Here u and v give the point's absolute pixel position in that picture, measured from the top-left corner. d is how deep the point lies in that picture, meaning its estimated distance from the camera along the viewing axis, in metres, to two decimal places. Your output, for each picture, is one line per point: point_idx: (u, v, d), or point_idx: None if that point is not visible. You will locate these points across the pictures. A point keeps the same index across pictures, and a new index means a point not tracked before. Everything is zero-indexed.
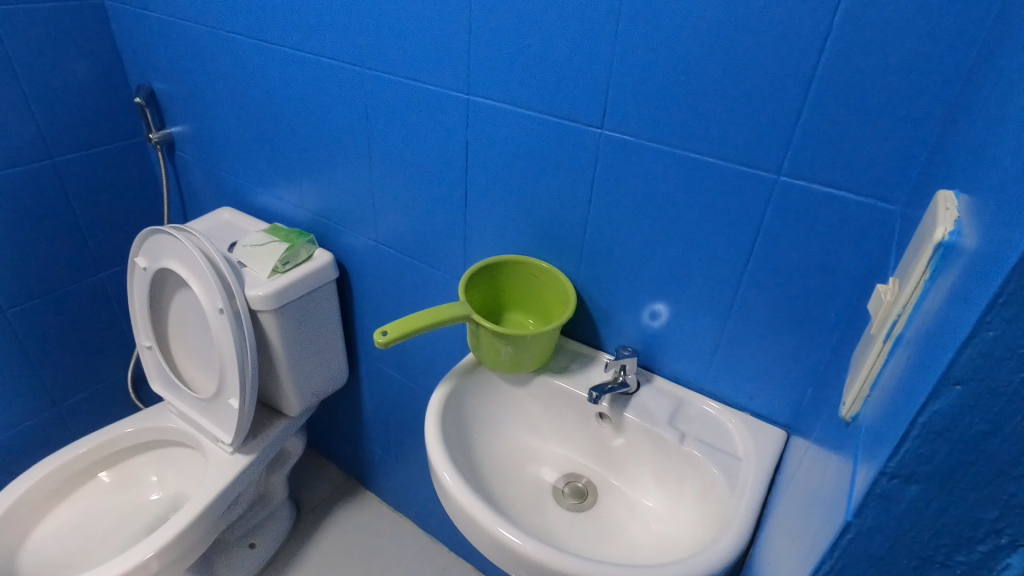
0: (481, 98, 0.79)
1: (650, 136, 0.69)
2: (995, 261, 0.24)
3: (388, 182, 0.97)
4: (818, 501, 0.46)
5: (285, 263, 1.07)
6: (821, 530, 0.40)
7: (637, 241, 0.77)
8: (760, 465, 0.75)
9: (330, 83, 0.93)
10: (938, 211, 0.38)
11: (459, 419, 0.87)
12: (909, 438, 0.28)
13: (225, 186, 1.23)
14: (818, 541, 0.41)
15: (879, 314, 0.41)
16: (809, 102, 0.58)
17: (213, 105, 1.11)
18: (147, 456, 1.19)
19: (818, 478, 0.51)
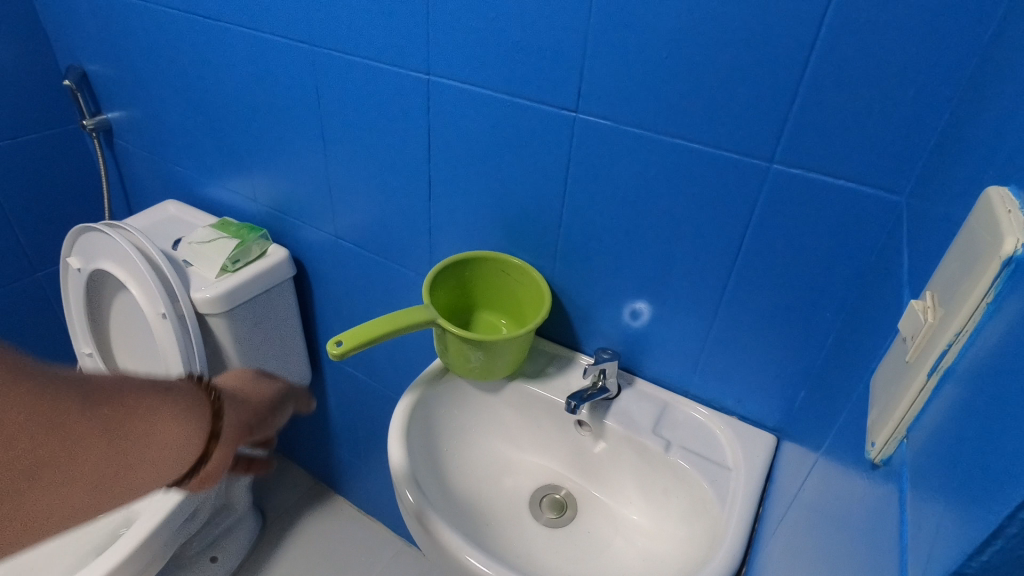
0: (443, 79, 0.70)
1: (628, 119, 0.61)
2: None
3: (344, 172, 0.87)
4: (845, 532, 0.39)
5: (234, 261, 0.96)
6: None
7: (616, 235, 0.69)
8: (751, 475, 0.68)
9: (276, 61, 0.82)
10: (996, 213, 0.31)
11: (427, 430, 0.79)
12: (1004, 536, 0.21)
13: (171, 176, 1.11)
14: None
15: (919, 337, 0.34)
16: (809, 80, 0.51)
17: (152, 88, 0.99)
18: None
19: (835, 500, 0.44)
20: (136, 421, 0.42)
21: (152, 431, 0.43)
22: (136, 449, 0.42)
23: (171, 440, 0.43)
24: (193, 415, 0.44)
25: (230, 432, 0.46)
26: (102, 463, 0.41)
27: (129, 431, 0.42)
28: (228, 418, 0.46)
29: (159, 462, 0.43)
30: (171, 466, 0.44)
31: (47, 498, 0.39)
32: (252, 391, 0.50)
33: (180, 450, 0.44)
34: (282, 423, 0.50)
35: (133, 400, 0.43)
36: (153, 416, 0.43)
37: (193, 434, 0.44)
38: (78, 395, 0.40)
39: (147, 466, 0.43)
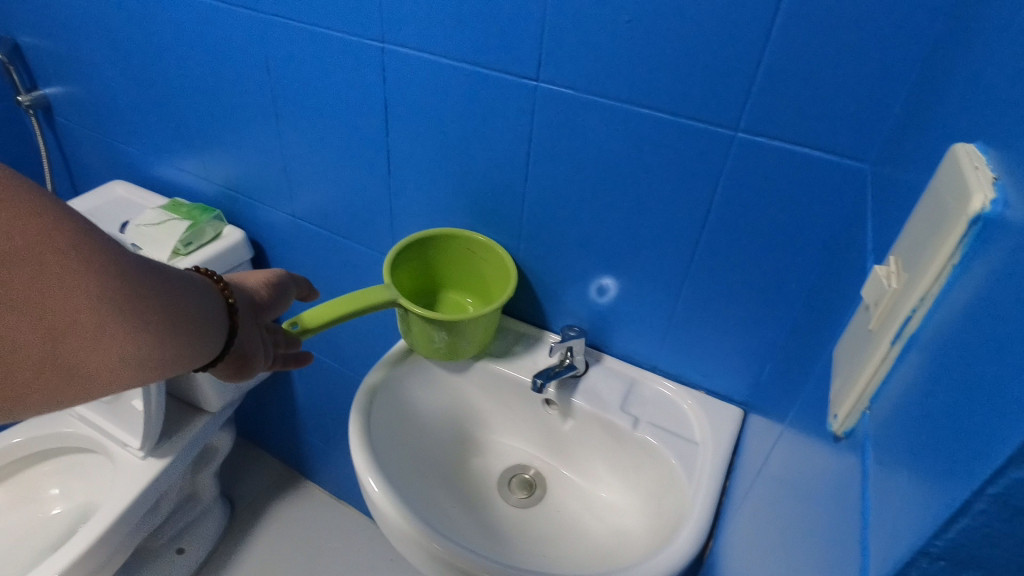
0: (396, 47, 0.66)
1: (588, 85, 0.58)
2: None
3: (297, 149, 0.82)
4: (809, 504, 0.38)
5: (187, 244, 0.91)
6: (820, 556, 0.32)
7: (581, 208, 0.66)
8: (718, 449, 0.67)
9: (220, 29, 0.77)
10: (962, 171, 0.29)
11: (390, 413, 0.76)
12: (971, 514, 0.19)
13: (115, 155, 1.04)
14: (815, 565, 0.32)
15: (881, 305, 0.33)
16: (774, 45, 0.49)
17: (90, 61, 0.92)
18: (49, 464, 0.93)
19: (800, 472, 0.43)
20: (183, 298, 0.39)
21: (198, 312, 0.40)
22: (193, 325, 0.39)
23: (216, 319, 0.41)
24: (222, 297, 0.42)
25: (248, 317, 0.45)
26: (152, 341, 0.37)
27: (182, 306, 0.38)
28: (244, 304, 0.45)
29: (211, 342, 0.41)
30: (217, 342, 0.41)
31: (93, 364, 0.35)
32: (244, 281, 0.48)
33: (223, 330, 0.42)
34: (282, 310, 0.50)
35: (175, 277, 0.39)
36: (196, 295, 0.40)
37: (228, 318, 0.42)
38: (133, 260, 0.36)
39: (203, 344, 0.40)
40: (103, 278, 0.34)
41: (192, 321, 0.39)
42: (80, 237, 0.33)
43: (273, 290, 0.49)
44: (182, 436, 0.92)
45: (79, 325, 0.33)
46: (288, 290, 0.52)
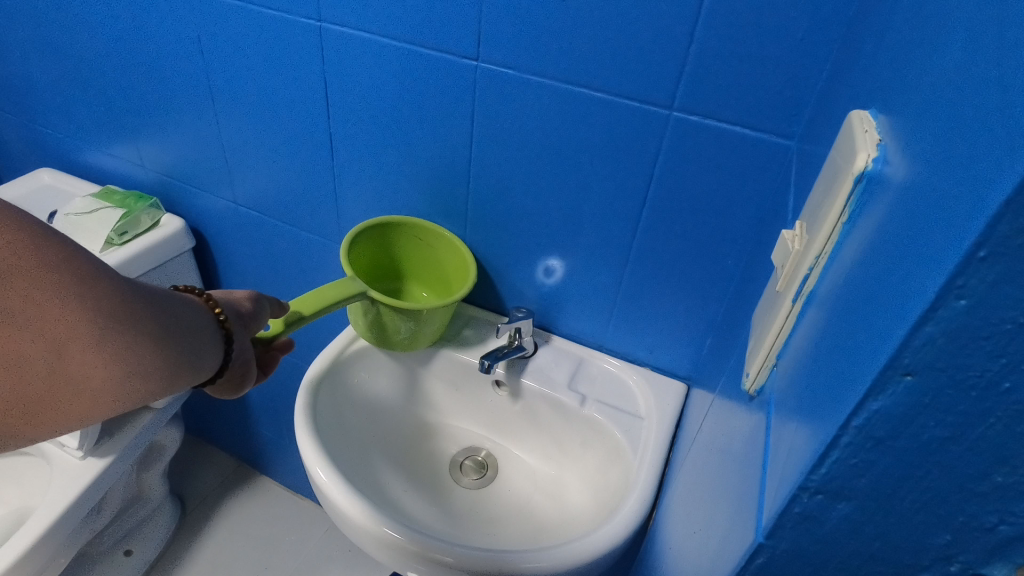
0: (334, 26, 0.64)
1: (527, 64, 0.58)
2: (973, 185, 0.16)
3: (236, 134, 0.79)
4: (730, 464, 0.39)
5: (121, 233, 0.87)
6: (733, 510, 0.33)
7: (524, 189, 0.66)
8: (662, 423, 0.68)
9: (148, 8, 0.73)
10: (855, 135, 0.30)
11: (338, 400, 0.74)
12: (839, 447, 0.20)
13: (40, 140, 0.99)
14: (730, 518, 0.33)
15: (786, 267, 0.34)
16: (703, 24, 0.50)
17: (10, 41, 0.87)
18: None
19: (727, 435, 0.44)
20: (173, 316, 0.38)
21: (191, 329, 0.38)
22: (189, 342, 0.38)
23: (210, 337, 0.40)
24: (211, 311, 0.41)
25: (241, 328, 0.44)
26: (151, 356, 0.36)
27: (174, 324, 0.37)
28: (235, 316, 0.43)
29: (208, 359, 0.40)
30: (215, 359, 0.41)
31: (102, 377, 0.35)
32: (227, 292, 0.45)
33: (219, 346, 0.41)
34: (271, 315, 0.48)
35: (164, 297, 0.38)
36: (185, 312, 0.39)
37: (219, 330, 0.41)
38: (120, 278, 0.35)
39: (202, 361, 0.39)
40: (93, 295, 0.33)
41: (186, 337, 0.38)
42: (67, 257, 0.33)
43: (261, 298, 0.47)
44: (126, 432, 0.88)
45: (78, 342, 0.33)
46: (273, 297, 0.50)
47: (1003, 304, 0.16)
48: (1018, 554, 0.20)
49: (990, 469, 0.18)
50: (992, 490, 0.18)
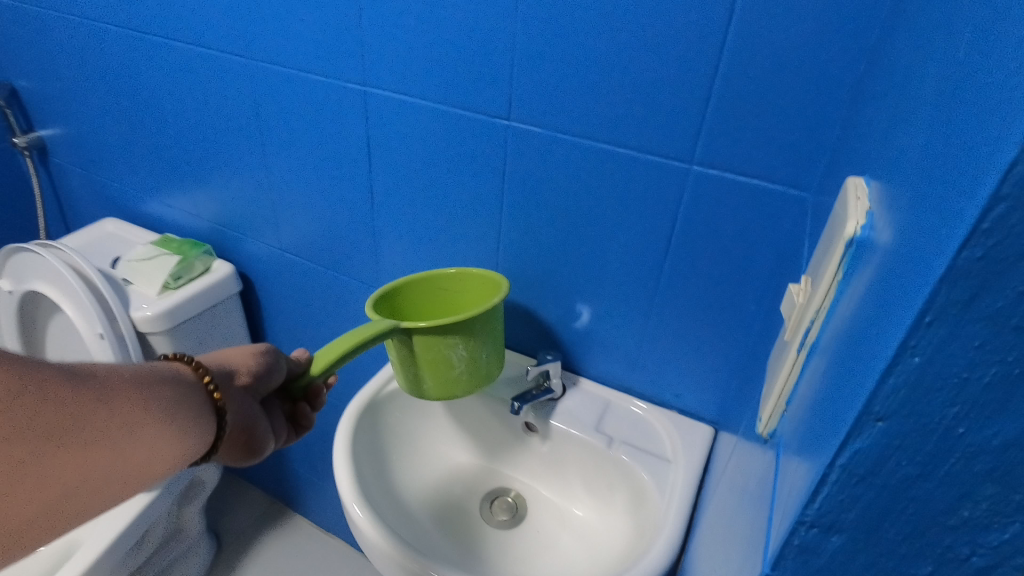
0: (379, 91, 0.71)
1: (556, 124, 0.63)
2: (926, 260, 0.19)
3: (286, 186, 0.86)
4: (748, 504, 0.41)
5: (177, 278, 0.94)
6: (748, 547, 0.35)
7: (552, 238, 0.71)
8: (689, 465, 0.69)
9: (214, 76, 0.82)
10: (849, 201, 0.34)
11: (375, 438, 0.77)
12: (828, 483, 0.23)
13: (110, 193, 1.08)
14: (746, 553, 0.35)
15: (792, 318, 0.37)
16: (719, 90, 0.54)
17: (90, 105, 0.97)
18: None
19: (745, 477, 0.46)
20: (162, 387, 0.38)
21: (178, 403, 0.38)
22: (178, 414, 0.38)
23: (197, 408, 0.40)
24: (204, 384, 0.41)
25: (237, 394, 0.47)
26: (161, 437, 0.37)
27: (174, 397, 0.38)
28: (229, 382, 0.46)
29: (199, 433, 0.40)
30: (207, 433, 0.41)
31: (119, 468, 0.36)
32: (233, 356, 0.49)
33: (207, 420, 0.40)
34: (275, 374, 0.51)
35: (150, 369, 0.38)
36: (176, 381, 0.39)
37: (213, 403, 0.41)
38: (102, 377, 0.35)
39: (190, 440, 0.39)
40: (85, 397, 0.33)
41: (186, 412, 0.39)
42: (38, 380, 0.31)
43: (262, 358, 0.51)
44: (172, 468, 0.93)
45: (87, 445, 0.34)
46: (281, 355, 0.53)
47: (952, 361, 0.19)
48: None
49: (958, 504, 0.21)
50: (965, 522, 0.21)
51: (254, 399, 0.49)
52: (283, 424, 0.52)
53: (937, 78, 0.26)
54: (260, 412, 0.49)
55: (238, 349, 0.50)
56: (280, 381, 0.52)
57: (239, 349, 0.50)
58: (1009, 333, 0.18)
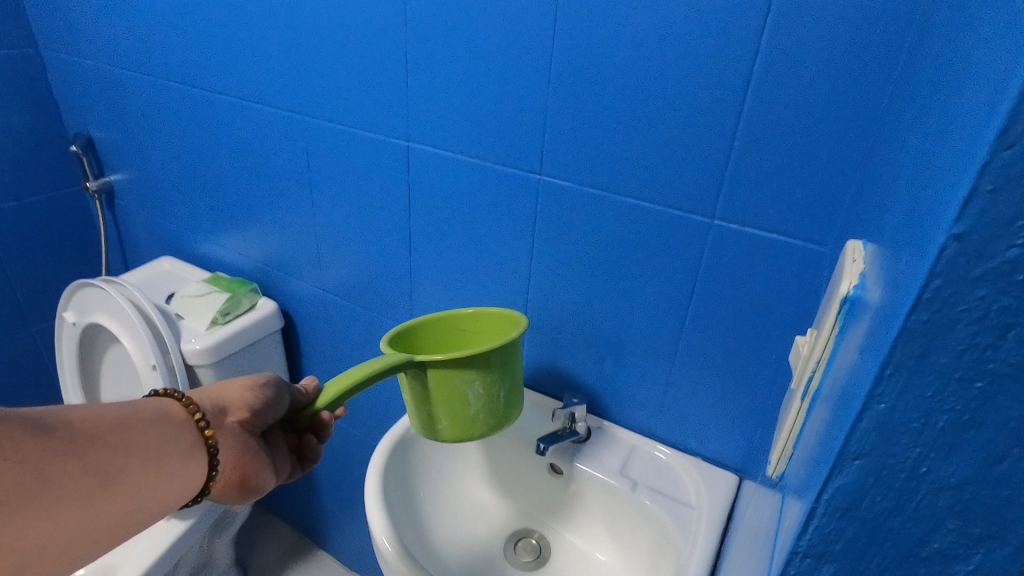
0: (424, 146, 0.74)
1: (586, 180, 0.66)
2: (891, 322, 0.22)
3: (331, 232, 0.90)
4: (758, 544, 0.43)
5: (225, 314, 1.00)
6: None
7: (583, 286, 0.74)
8: (714, 511, 0.69)
9: (269, 130, 0.87)
10: (847, 263, 0.37)
11: (405, 473, 0.80)
12: (817, 515, 0.25)
13: (165, 234, 1.14)
14: None
15: (797, 368, 0.40)
16: (737, 153, 0.57)
17: (151, 153, 1.03)
18: None
19: (759, 522, 0.47)
20: (148, 427, 0.45)
21: (165, 442, 0.46)
22: (161, 455, 0.45)
23: (186, 446, 0.47)
24: (194, 422, 0.48)
25: (229, 431, 0.50)
26: (152, 468, 0.45)
27: (160, 432, 0.46)
28: (220, 420, 0.50)
29: (188, 468, 0.47)
30: (199, 467, 0.48)
31: (127, 501, 0.43)
32: (232, 391, 0.53)
33: (197, 456, 0.48)
34: (274, 407, 0.54)
35: (140, 410, 0.46)
36: (164, 423, 0.47)
37: (201, 439, 0.48)
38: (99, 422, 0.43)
39: (178, 475, 0.47)
40: (84, 441, 0.41)
41: (172, 448, 0.46)
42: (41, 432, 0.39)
43: (261, 392, 0.53)
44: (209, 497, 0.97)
45: (95, 485, 0.41)
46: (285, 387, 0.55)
47: (913, 408, 0.22)
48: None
49: (929, 535, 0.23)
50: (934, 553, 0.23)
51: (252, 434, 0.52)
52: (285, 457, 0.56)
53: (915, 159, 0.29)
54: (255, 448, 0.52)
55: (241, 383, 0.53)
56: (282, 412, 0.55)
57: (241, 383, 0.53)
58: (955, 386, 0.21)
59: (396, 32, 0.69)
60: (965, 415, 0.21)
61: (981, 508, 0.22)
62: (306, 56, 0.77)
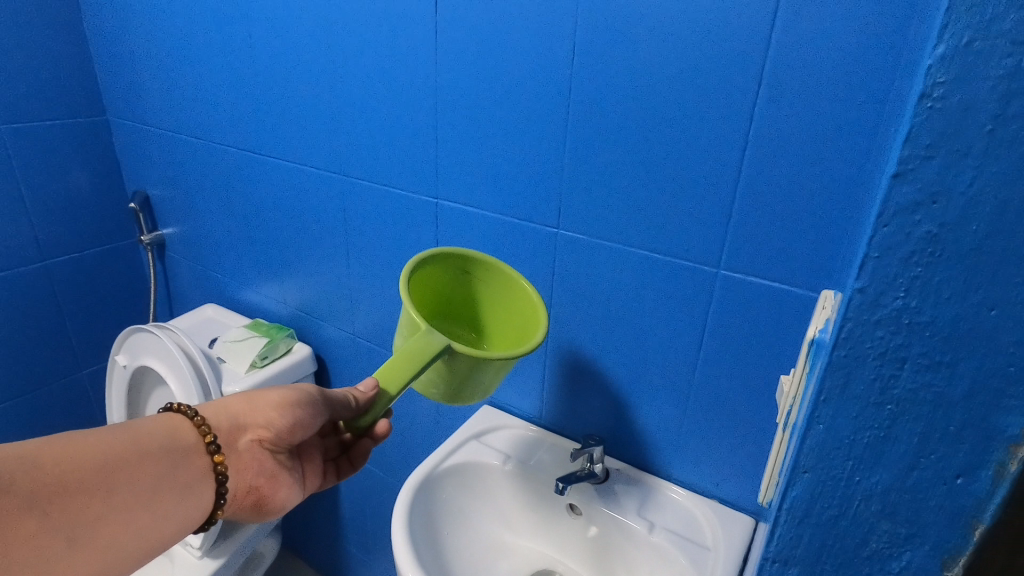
0: (449, 202, 0.80)
1: (597, 233, 0.70)
2: (824, 357, 0.27)
3: (361, 281, 0.96)
4: None
5: (263, 357, 1.07)
6: None
7: (598, 332, 0.77)
8: (730, 555, 0.71)
9: (308, 188, 0.94)
10: (818, 310, 0.43)
11: (430, 508, 0.80)
12: (780, 523, 0.30)
13: (209, 282, 1.22)
14: None
15: (782, 405, 0.45)
16: (738, 209, 0.60)
17: (201, 208, 1.13)
18: None
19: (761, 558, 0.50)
20: (142, 461, 0.48)
21: (162, 473, 0.49)
22: (148, 495, 0.47)
23: (187, 475, 0.50)
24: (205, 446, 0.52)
25: (242, 453, 0.54)
26: (142, 502, 0.47)
27: (155, 463, 0.48)
28: (232, 443, 0.54)
29: (184, 499, 0.50)
30: (199, 496, 0.51)
31: (121, 535, 0.46)
32: (258, 411, 0.55)
33: (200, 482, 0.51)
34: (301, 427, 0.55)
35: (139, 439, 0.49)
36: (163, 452, 0.49)
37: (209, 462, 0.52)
38: (88, 458, 0.45)
39: (178, 505, 0.50)
40: (66, 481, 0.44)
41: (168, 479, 0.49)
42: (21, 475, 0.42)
43: (285, 414, 0.55)
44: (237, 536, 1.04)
45: (81, 523, 0.44)
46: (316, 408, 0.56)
47: (844, 428, 0.27)
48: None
49: (868, 538, 0.28)
50: (873, 553, 0.28)
51: (269, 454, 0.55)
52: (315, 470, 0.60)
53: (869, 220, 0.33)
54: (269, 469, 0.55)
55: (268, 401, 0.55)
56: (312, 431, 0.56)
57: (270, 400, 0.55)
58: (873, 408, 0.26)
59: (424, 102, 0.76)
60: (883, 431, 0.26)
61: (905, 512, 0.26)
62: (341, 123, 0.85)
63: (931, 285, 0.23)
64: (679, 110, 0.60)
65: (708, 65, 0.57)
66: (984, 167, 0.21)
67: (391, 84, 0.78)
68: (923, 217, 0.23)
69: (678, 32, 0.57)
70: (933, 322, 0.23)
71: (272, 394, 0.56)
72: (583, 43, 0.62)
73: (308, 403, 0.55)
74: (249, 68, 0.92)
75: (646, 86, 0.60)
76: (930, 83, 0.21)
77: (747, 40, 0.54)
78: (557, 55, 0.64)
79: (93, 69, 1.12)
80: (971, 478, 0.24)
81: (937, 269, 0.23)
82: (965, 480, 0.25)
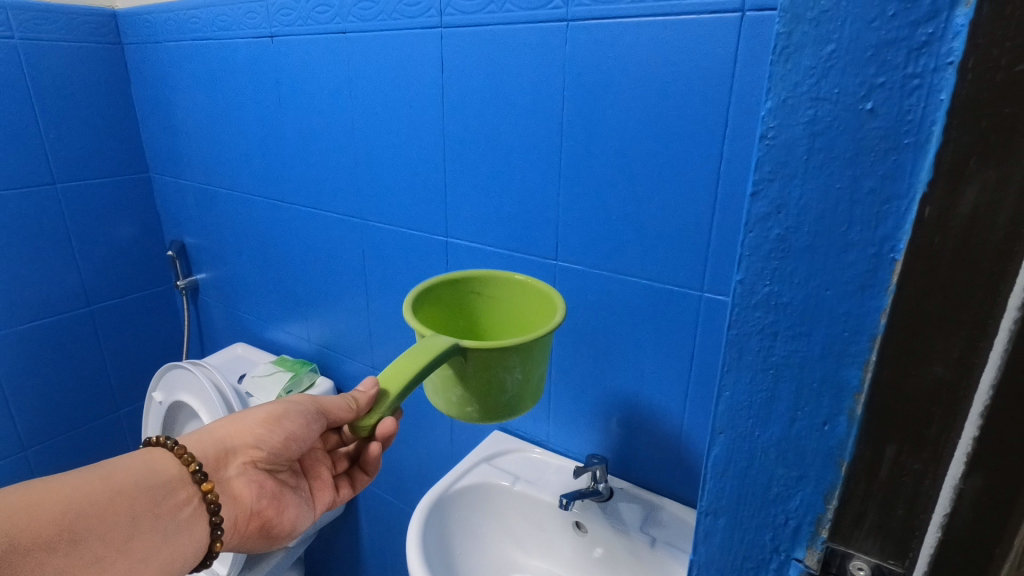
0: (458, 240, 0.89)
1: (593, 262, 0.78)
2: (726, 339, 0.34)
3: (380, 315, 1.04)
4: None
5: (288, 391, 1.13)
6: None
7: (597, 354, 0.84)
8: None
9: (332, 231, 1.04)
10: None
11: (441, 527, 0.85)
12: (710, 480, 0.36)
13: (239, 322, 1.32)
14: None
15: None
16: (715, 235, 0.68)
17: (234, 254, 1.24)
18: None
19: None
20: (113, 503, 0.49)
21: (135, 515, 0.49)
22: (120, 540, 0.48)
23: (169, 509, 0.52)
24: (193, 478, 0.54)
25: (232, 478, 0.57)
26: (114, 547, 0.47)
27: (126, 504, 0.49)
28: (220, 469, 0.57)
29: (167, 538, 0.51)
30: (187, 532, 0.53)
31: None
32: (245, 432, 0.58)
33: (189, 513, 0.53)
34: (294, 438, 0.59)
35: (110, 480, 0.50)
36: (138, 490, 0.51)
37: (200, 492, 0.54)
38: (50, 508, 0.46)
39: (161, 544, 0.51)
40: (27, 533, 0.44)
41: (145, 518, 0.50)
42: None
43: (272, 430, 0.58)
44: (261, 565, 1.09)
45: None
46: (304, 418, 0.59)
47: (742, 394, 0.33)
48: (802, 545, 0.33)
49: (771, 485, 0.33)
50: (776, 495, 0.33)
51: (264, 475, 0.59)
52: (326, 486, 0.64)
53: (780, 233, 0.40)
54: (268, 487, 0.59)
55: (253, 419, 0.59)
56: (309, 442, 0.59)
57: (255, 418, 0.59)
58: (760, 373, 0.32)
59: (435, 153, 0.87)
60: (769, 392, 0.32)
61: (792, 459, 0.32)
62: (360, 172, 0.96)
63: (786, 274, 0.29)
64: (653, 152, 0.69)
65: (677, 112, 0.66)
66: (808, 184, 0.27)
67: (405, 138, 0.89)
68: (774, 223, 0.29)
69: (649, 89, 0.67)
70: (791, 301, 0.30)
71: (257, 414, 0.59)
72: (571, 99, 0.72)
73: (296, 415, 0.59)
74: (278, 127, 1.04)
75: (627, 131, 0.70)
76: (765, 127, 0.28)
77: (706, 92, 0.63)
78: (550, 106, 0.74)
79: (137, 135, 1.27)
80: (834, 423, 0.30)
81: (788, 262, 0.29)
82: (830, 425, 0.30)
